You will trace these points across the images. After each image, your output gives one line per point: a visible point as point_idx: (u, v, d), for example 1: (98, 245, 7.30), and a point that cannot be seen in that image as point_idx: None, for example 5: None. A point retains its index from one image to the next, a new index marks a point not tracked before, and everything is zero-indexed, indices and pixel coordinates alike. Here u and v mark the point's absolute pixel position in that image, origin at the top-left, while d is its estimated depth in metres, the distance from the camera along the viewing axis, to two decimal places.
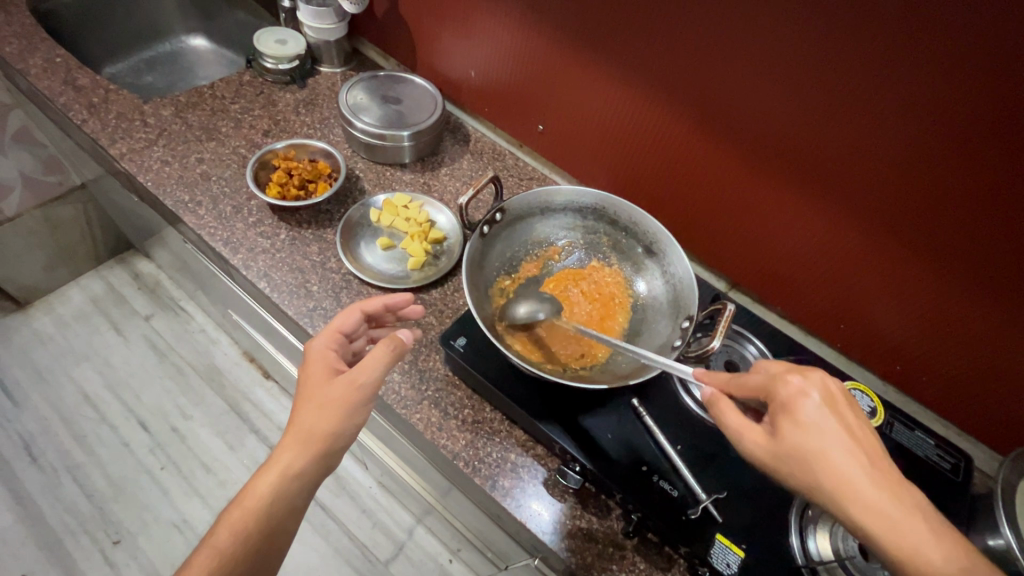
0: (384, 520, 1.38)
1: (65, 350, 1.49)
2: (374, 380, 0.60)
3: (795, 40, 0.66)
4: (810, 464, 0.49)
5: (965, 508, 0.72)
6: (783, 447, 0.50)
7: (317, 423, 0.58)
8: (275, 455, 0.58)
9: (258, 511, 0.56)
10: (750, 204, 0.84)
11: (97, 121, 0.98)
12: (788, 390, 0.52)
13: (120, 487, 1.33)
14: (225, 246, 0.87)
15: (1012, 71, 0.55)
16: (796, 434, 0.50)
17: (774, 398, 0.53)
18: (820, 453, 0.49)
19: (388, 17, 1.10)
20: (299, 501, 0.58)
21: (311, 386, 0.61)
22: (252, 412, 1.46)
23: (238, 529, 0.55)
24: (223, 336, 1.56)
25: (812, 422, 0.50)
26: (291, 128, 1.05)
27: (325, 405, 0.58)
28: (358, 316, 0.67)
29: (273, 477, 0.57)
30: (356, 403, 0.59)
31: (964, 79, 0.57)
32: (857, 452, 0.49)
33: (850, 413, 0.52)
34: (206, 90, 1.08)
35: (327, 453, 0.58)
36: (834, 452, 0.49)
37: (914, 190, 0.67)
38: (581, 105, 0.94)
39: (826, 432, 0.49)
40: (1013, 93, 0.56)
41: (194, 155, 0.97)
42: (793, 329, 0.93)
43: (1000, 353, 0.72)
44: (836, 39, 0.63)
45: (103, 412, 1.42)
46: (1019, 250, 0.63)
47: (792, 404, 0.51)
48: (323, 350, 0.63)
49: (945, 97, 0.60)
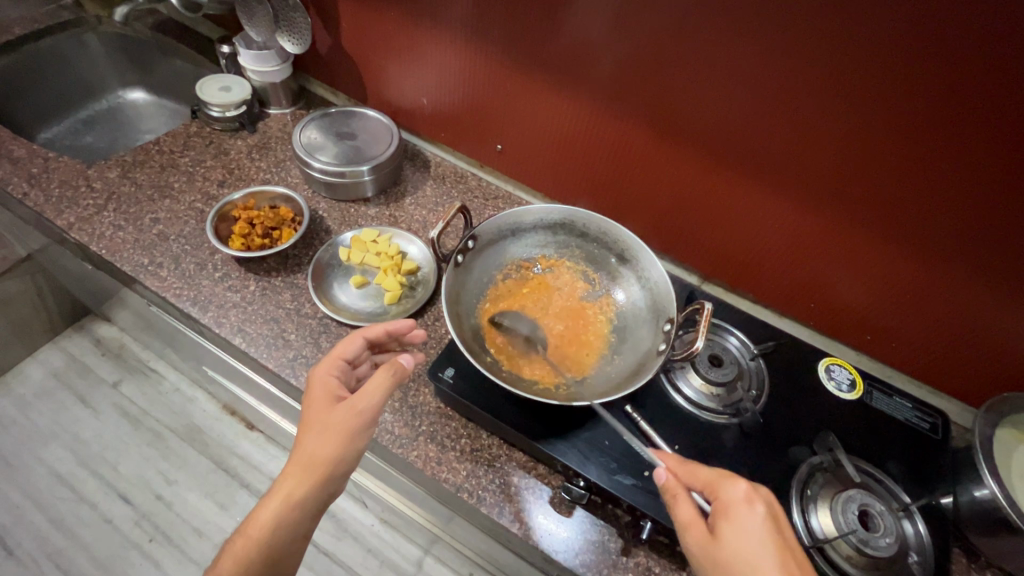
0: (391, 557, 1.34)
1: (29, 431, 1.41)
2: (373, 407, 0.59)
3: (742, 45, 0.69)
4: (744, 567, 0.50)
5: (950, 464, 0.74)
6: (716, 549, 0.52)
7: (315, 451, 0.57)
8: (277, 483, 0.58)
9: (261, 539, 0.56)
10: (717, 202, 0.86)
11: (40, 192, 0.94)
12: (730, 493, 0.55)
13: (107, 566, 1.26)
14: (193, 306, 0.84)
15: (945, 55, 0.58)
16: (728, 534, 0.52)
17: (715, 497, 0.56)
18: (750, 557, 0.50)
19: (332, 53, 1.10)
20: (300, 530, 0.58)
21: (311, 414, 0.60)
22: (240, 466, 1.42)
23: (241, 556, 0.56)
24: (199, 392, 1.51)
25: (748, 525, 0.52)
26: (247, 176, 1.03)
27: (325, 431, 0.57)
28: (361, 342, 0.66)
29: (274, 505, 0.57)
30: (355, 430, 0.58)
31: (904, 68, 0.61)
32: (788, 563, 0.51)
33: (788, 529, 0.54)
34: (152, 146, 1.05)
35: (327, 482, 0.58)
36: (764, 555, 0.50)
37: (869, 173, 0.71)
38: (538, 121, 0.95)
39: (756, 538, 0.52)
40: (948, 75, 0.59)
41: (148, 217, 0.94)
42: (768, 314, 0.96)
43: (963, 315, 0.76)
44: (780, 41, 0.66)
45: (80, 490, 1.34)
46: (971, 218, 0.68)
47: (730, 507, 0.54)
48: (324, 378, 0.62)
49: (888, 84, 0.63)
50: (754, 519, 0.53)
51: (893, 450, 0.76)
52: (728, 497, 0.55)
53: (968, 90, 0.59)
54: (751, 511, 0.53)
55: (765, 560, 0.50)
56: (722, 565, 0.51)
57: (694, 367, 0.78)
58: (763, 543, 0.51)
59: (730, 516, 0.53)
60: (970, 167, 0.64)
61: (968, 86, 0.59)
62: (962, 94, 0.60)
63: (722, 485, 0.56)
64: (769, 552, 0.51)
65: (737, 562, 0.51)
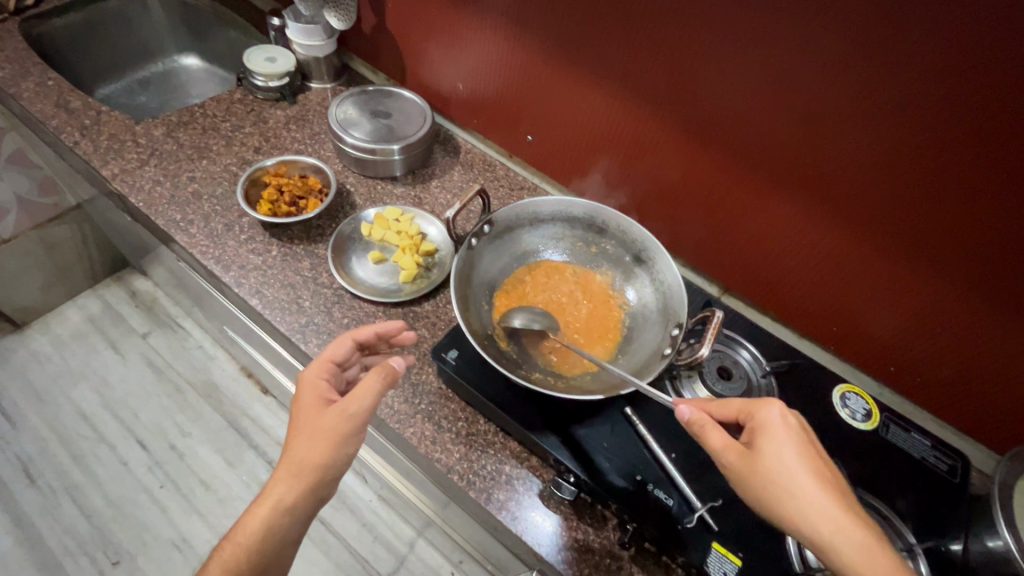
0: (385, 533, 1.36)
1: (62, 370, 1.49)
2: (365, 410, 0.58)
3: (784, 52, 0.66)
4: (783, 483, 0.51)
5: (962, 510, 0.71)
6: (753, 464, 0.53)
7: (307, 455, 0.56)
8: (267, 488, 0.57)
9: (249, 547, 0.55)
10: (742, 211, 0.84)
11: (89, 142, 0.99)
12: (765, 414, 0.55)
13: (118, 506, 1.32)
14: (217, 263, 0.88)
15: (1002, 77, 0.55)
16: (766, 449, 0.53)
17: (751, 420, 0.56)
18: (788, 474, 0.52)
19: (376, 32, 1.12)
20: (291, 535, 0.57)
21: (303, 418, 0.59)
22: (251, 428, 1.46)
23: (229, 566, 0.54)
24: (221, 351, 1.56)
25: (783, 441, 0.53)
26: (282, 145, 1.06)
27: (316, 435, 0.57)
28: (351, 344, 0.66)
29: (264, 512, 0.56)
30: (348, 433, 0.57)
31: (954, 87, 0.58)
32: (824, 475, 0.52)
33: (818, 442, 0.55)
34: (197, 109, 1.09)
35: (319, 487, 0.57)
36: (797, 470, 0.52)
37: (908, 196, 0.67)
38: (570, 114, 0.94)
39: (792, 457, 0.52)
40: (1003, 98, 0.56)
41: (185, 174, 0.98)
42: (788, 333, 0.93)
43: (994, 353, 0.71)
44: (824, 50, 0.63)
45: (101, 431, 1.41)
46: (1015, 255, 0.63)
47: (767, 426, 0.55)
48: (314, 381, 0.62)
49: (936, 104, 0.60)
50: (792, 439, 0.53)
51: (900, 488, 0.73)
52: (765, 419, 0.55)
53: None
54: (786, 427, 0.54)
55: (800, 475, 0.51)
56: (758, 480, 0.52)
57: (701, 378, 0.77)
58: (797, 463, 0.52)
59: (764, 436, 0.54)
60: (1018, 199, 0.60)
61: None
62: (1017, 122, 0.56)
63: (759, 409, 0.56)
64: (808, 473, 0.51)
65: (776, 477, 0.52)
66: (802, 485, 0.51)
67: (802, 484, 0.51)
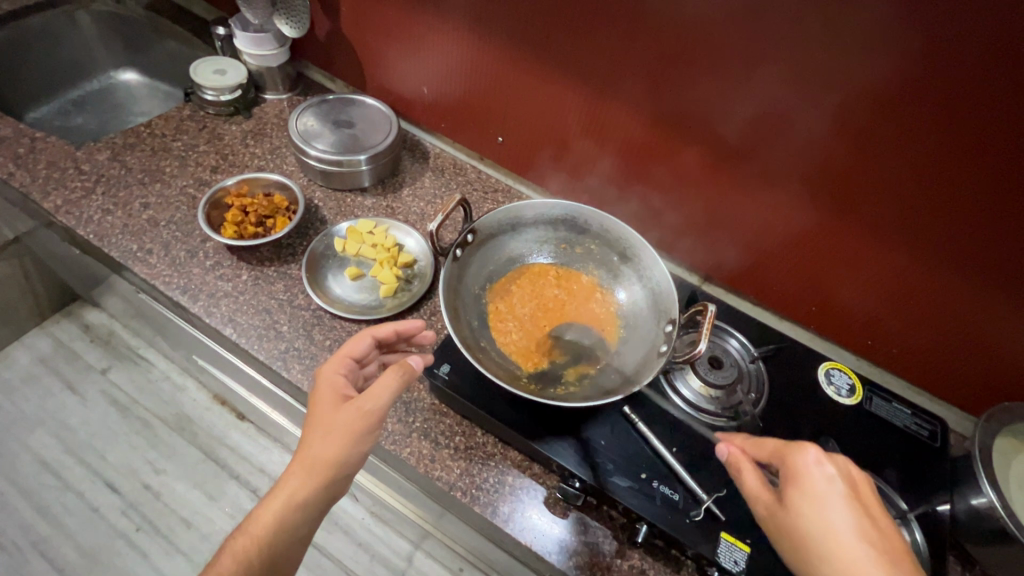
0: (381, 550, 1.33)
1: (15, 417, 1.38)
2: (382, 407, 0.56)
3: (770, 48, 0.66)
4: (827, 540, 0.51)
5: (946, 471, 0.74)
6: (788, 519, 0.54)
7: (323, 448, 0.54)
8: (282, 480, 0.55)
9: (262, 540, 0.52)
10: (716, 199, 0.85)
11: (26, 172, 0.91)
12: (803, 459, 0.56)
13: (93, 555, 1.24)
14: (183, 294, 0.82)
15: (983, 67, 0.56)
16: (800, 502, 0.53)
17: (786, 465, 0.57)
18: (828, 530, 0.51)
19: (331, 38, 1.07)
20: (303, 531, 0.55)
21: (318, 412, 0.57)
22: (230, 458, 1.39)
23: (240, 557, 0.52)
24: (189, 381, 1.48)
25: (824, 496, 0.53)
26: (241, 162, 1.01)
27: (332, 428, 0.55)
28: (370, 340, 0.64)
29: (277, 505, 0.53)
30: (363, 429, 0.55)
31: (937, 79, 0.59)
32: (874, 535, 0.51)
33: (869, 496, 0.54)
34: (144, 129, 1.02)
35: (333, 483, 0.55)
36: (840, 522, 0.51)
37: (876, 175, 0.69)
38: (541, 113, 0.93)
39: (835, 512, 0.52)
40: (983, 86, 0.57)
41: (138, 201, 0.92)
42: (768, 315, 0.95)
43: (962, 318, 0.75)
44: (811, 46, 0.64)
45: (66, 478, 1.32)
46: (994, 237, 0.66)
47: (803, 475, 0.55)
48: (332, 376, 0.60)
49: (920, 93, 0.61)
50: (841, 500, 0.53)
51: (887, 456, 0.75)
52: (804, 467, 0.55)
53: (999, 101, 0.57)
54: (825, 473, 0.54)
55: (846, 533, 0.51)
56: (797, 538, 0.52)
57: (693, 368, 0.78)
58: (850, 525, 0.51)
59: (806, 487, 0.54)
60: (997, 183, 0.62)
61: (1004, 101, 0.57)
62: (992, 105, 0.58)
63: (794, 453, 0.57)
64: (854, 527, 0.51)
65: (815, 535, 0.52)
66: (846, 543, 0.50)
67: (848, 541, 0.51)
